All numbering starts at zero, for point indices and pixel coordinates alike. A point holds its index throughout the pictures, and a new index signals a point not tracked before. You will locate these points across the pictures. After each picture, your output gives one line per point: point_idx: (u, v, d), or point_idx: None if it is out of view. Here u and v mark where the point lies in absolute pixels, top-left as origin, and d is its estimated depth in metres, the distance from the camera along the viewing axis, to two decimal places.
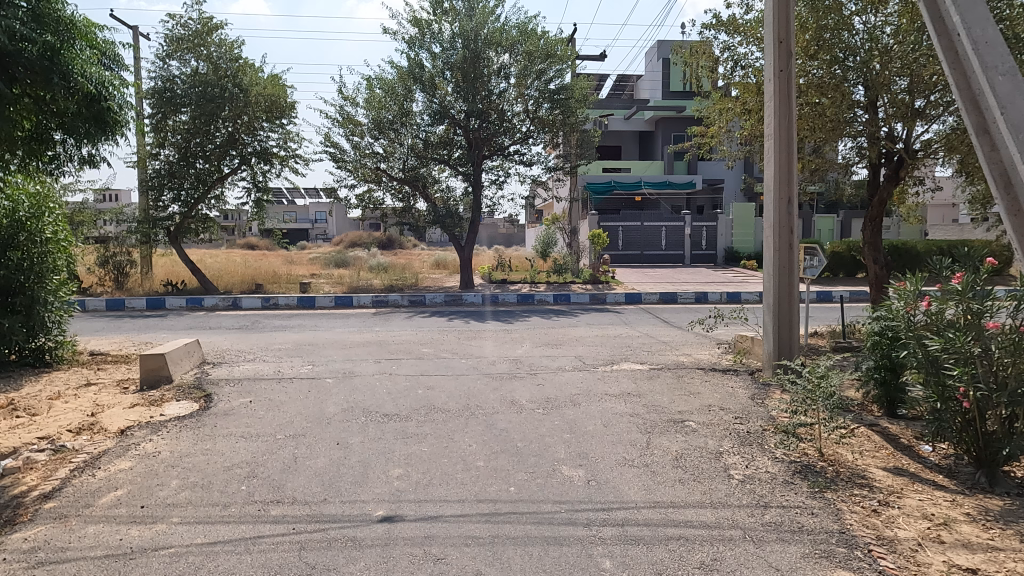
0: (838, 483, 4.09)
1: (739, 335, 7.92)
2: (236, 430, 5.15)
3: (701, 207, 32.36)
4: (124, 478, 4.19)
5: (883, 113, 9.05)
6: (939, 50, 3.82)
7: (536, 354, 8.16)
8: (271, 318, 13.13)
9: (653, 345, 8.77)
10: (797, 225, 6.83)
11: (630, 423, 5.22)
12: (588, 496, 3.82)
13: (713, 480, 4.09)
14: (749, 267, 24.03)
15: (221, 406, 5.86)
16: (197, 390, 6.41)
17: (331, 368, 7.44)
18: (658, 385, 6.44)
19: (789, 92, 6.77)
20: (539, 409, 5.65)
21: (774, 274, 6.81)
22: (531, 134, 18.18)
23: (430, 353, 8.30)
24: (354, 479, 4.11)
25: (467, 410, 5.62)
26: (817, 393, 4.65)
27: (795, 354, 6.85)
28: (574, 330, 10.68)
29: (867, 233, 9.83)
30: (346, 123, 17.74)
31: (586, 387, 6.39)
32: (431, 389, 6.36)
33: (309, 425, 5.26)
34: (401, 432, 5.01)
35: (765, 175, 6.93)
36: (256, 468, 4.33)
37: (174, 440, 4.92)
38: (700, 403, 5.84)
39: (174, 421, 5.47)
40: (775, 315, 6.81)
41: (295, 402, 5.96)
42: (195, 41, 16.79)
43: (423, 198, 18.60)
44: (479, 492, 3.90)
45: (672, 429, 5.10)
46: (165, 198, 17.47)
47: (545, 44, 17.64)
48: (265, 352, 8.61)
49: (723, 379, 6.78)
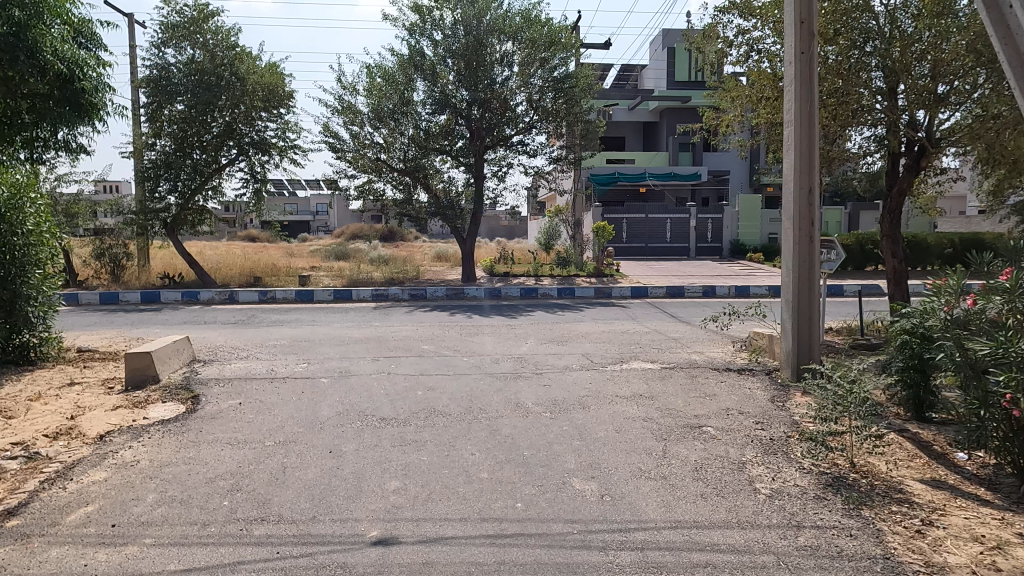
0: (874, 499, 3.74)
1: (753, 331, 7.60)
2: (222, 436, 4.82)
3: (706, 199, 31.85)
4: (96, 491, 3.85)
5: (905, 101, 8.68)
6: (989, 25, 3.17)
7: (541, 352, 7.81)
8: (269, 312, 12.78)
9: (663, 342, 8.41)
10: (818, 216, 6.44)
11: (644, 429, 4.87)
12: (603, 514, 3.48)
13: (738, 496, 3.74)
14: (756, 260, 23.63)
15: (209, 409, 5.53)
16: (185, 391, 6.07)
17: (328, 366, 7.11)
18: (671, 387, 6.08)
19: (811, 74, 6.34)
20: (546, 413, 5.29)
21: (794, 269, 6.41)
22: (535, 125, 17.76)
23: (431, 350, 7.94)
24: (346, 493, 3.77)
25: (469, 413, 5.27)
26: (847, 398, 4.30)
27: (815, 354, 6.47)
28: (579, 325, 10.31)
29: (885, 225, 9.43)
30: (346, 113, 17.36)
31: (595, 388, 6.05)
32: (431, 390, 6.03)
33: (301, 430, 4.93)
34: (398, 439, 4.67)
35: (785, 164, 6.54)
36: (241, 480, 3.99)
37: (155, 448, 4.57)
38: (718, 406, 5.49)
39: (158, 425, 5.13)
40: (795, 311, 6.43)
41: (287, 405, 5.61)
42: (190, 29, 16.42)
43: (424, 189, 18.15)
44: (484, 509, 3.56)
45: (690, 435, 4.75)
46: (162, 189, 17.08)
47: (548, 32, 17.26)
48: (259, 349, 8.25)
49: (738, 378, 6.44)
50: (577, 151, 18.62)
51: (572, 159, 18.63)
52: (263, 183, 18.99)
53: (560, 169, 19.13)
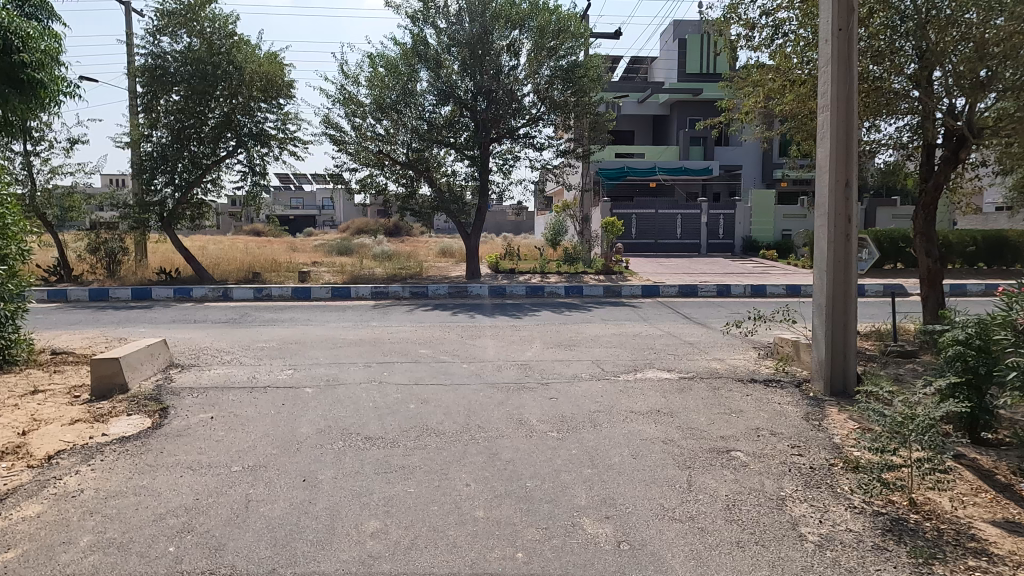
0: (945, 550, 3.10)
1: (778, 338, 6.98)
2: (185, 458, 4.25)
3: (717, 195, 30.98)
4: (24, 531, 3.29)
5: (942, 87, 8.00)
6: None
7: (548, 358, 7.20)
8: (262, 310, 12.20)
9: (678, 347, 7.80)
10: (855, 212, 5.78)
11: (664, 454, 4.26)
12: (621, 570, 2.88)
13: (782, 545, 3.13)
14: (770, 258, 22.91)
15: (176, 424, 4.95)
16: (154, 402, 5.50)
17: (315, 373, 6.53)
18: (691, 401, 5.47)
19: (850, 51, 5.69)
20: (552, 432, 4.69)
21: (828, 271, 5.77)
22: (543, 117, 17.11)
23: (428, 355, 7.36)
24: (315, 537, 3.19)
25: (466, 433, 4.67)
26: (906, 424, 3.70)
27: (850, 368, 5.82)
28: (588, 327, 9.72)
29: (919, 222, 8.69)
30: (347, 104, 16.77)
31: (606, 402, 5.43)
32: (425, 403, 5.43)
33: (276, 451, 4.36)
34: (382, 465, 4.09)
35: (818, 155, 5.89)
36: (195, 519, 3.40)
37: (107, 474, 4.00)
38: (745, 425, 4.88)
39: (115, 444, 4.54)
40: (828, 318, 5.81)
41: (264, 420, 5.03)
42: (186, 16, 15.83)
43: (428, 182, 17.55)
44: (477, 560, 2.97)
45: (717, 462, 4.14)
46: (157, 181, 16.53)
47: (557, 20, 16.57)
48: (245, 353, 7.67)
49: (765, 391, 5.81)
50: (586, 144, 17.94)
51: (580, 153, 17.89)
52: (262, 176, 18.42)
53: (568, 163, 18.46)
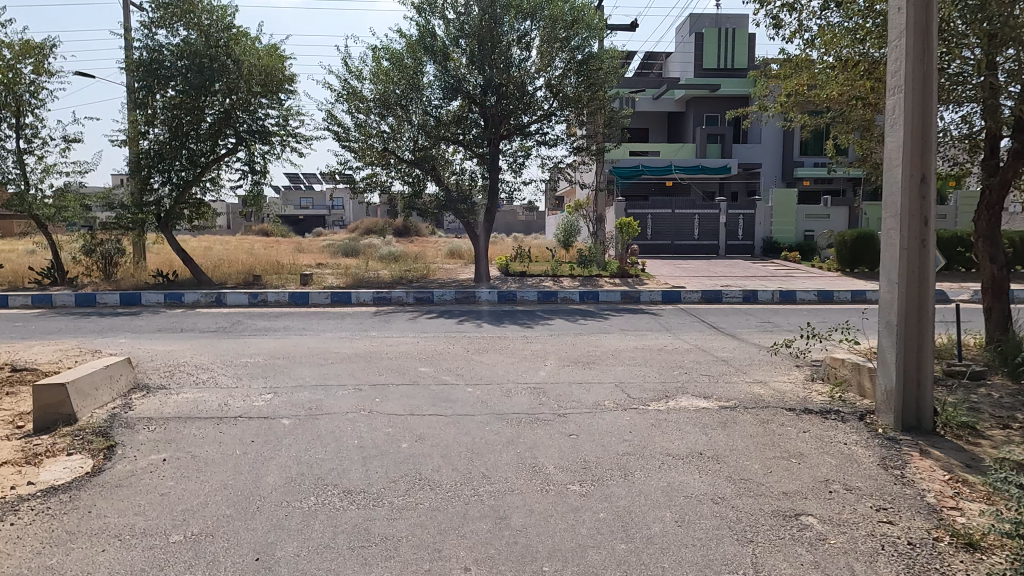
0: None
1: (832, 359, 6.06)
2: (115, 523, 3.38)
3: (735, 194, 29.59)
4: None
5: (1008, 72, 6.94)
6: None
7: (565, 380, 6.29)
8: (256, 317, 11.37)
9: (712, 366, 6.88)
10: (934, 213, 4.83)
11: (717, 521, 3.37)
12: None
13: None
14: (794, 258, 22.06)
15: (119, 470, 4.10)
16: (101, 439, 4.66)
17: (297, 400, 5.65)
18: (739, 440, 4.55)
19: (929, 22, 4.75)
20: (574, 485, 3.80)
21: (901, 284, 4.81)
22: (555, 113, 16.13)
23: (430, 376, 6.50)
24: None
25: (467, 486, 3.79)
26: None
27: (926, 400, 4.87)
28: (608, 339, 8.81)
29: (981, 226, 7.65)
30: (351, 100, 15.97)
31: (637, 441, 4.52)
32: (421, 442, 4.55)
33: (230, 512, 3.51)
34: (357, 535, 3.22)
35: (889, 145, 4.94)
36: None
37: (8, 548, 3.14)
38: (811, 475, 3.97)
39: (37, 499, 3.69)
40: (900, 338, 4.85)
41: (223, 465, 4.18)
42: (183, 7, 15.05)
43: (434, 181, 16.70)
44: None
45: (787, 535, 3.23)
46: (154, 181, 15.81)
47: (571, 10, 15.64)
48: (225, 371, 6.83)
49: (825, 427, 4.88)
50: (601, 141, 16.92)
51: (595, 150, 16.93)
52: (263, 174, 17.66)
53: (581, 161, 17.55)
